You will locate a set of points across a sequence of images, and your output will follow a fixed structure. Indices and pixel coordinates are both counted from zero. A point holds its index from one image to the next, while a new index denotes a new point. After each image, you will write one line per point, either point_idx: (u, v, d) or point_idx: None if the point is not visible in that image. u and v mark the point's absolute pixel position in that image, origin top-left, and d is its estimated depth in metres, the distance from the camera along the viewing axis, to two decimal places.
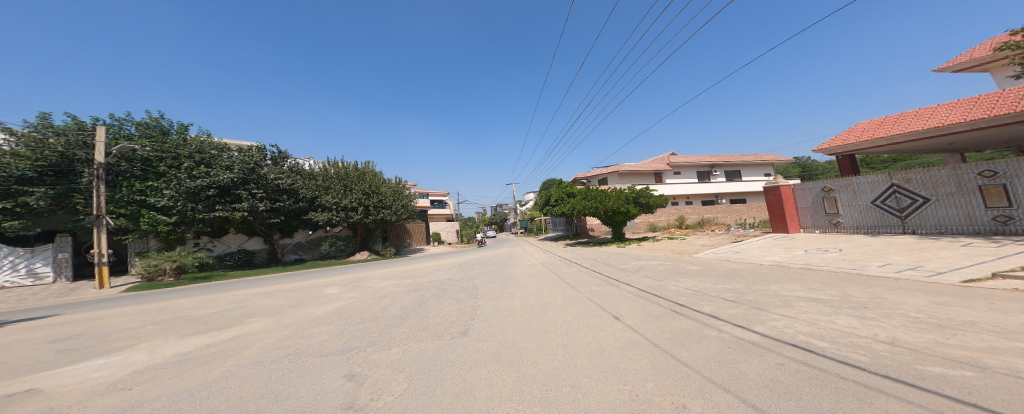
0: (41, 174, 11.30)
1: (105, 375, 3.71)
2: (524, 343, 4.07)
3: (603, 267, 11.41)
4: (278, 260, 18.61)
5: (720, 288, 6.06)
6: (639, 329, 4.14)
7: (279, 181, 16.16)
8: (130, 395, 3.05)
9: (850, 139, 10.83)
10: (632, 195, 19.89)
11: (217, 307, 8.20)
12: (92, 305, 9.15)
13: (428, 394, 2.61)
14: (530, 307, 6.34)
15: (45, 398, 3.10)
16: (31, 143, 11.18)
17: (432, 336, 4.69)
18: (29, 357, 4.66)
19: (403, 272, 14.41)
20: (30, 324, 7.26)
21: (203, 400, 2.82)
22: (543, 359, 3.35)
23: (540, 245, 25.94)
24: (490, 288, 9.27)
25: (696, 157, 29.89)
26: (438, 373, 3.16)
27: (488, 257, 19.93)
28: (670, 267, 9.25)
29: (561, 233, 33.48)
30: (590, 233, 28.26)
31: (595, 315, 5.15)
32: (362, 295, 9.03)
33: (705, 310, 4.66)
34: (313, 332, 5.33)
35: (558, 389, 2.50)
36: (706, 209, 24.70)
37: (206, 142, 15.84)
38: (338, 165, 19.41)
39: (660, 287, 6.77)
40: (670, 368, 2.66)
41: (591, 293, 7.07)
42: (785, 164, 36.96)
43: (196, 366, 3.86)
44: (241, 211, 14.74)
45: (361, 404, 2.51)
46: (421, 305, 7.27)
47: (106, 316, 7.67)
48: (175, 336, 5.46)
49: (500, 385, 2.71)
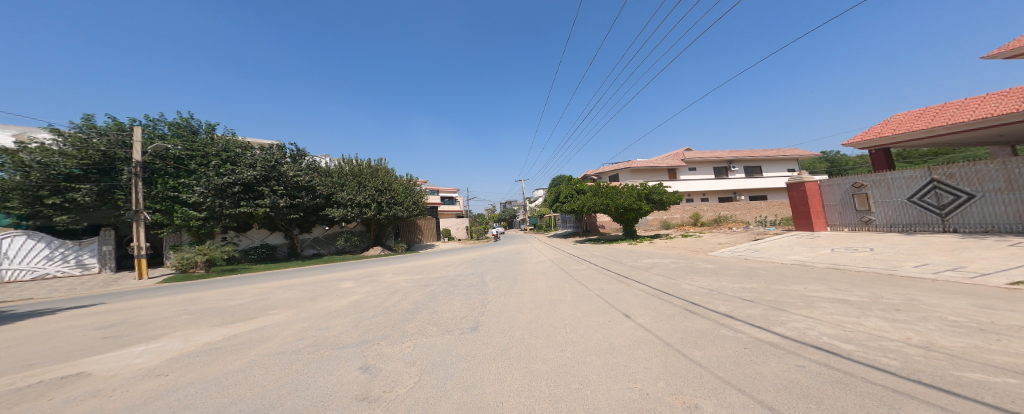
0: (86, 172, 12.15)
1: (145, 361, 3.97)
2: (533, 339, 4.11)
3: (614, 264, 11.30)
4: (298, 254, 19.31)
5: (737, 287, 5.91)
6: (649, 327, 4.10)
7: (298, 178, 16.69)
8: (166, 381, 3.26)
9: (885, 132, 10.30)
10: (644, 191, 19.54)
11: (241, 299, 8.60)
12: (131, 295, 9.76)
13: (439, 387, 2.68)
14: (540, 304, 6.36)
15: (93, 381, 3.35)
16: (78, 145, 12.22)
17: (444, 331, 4.79)
18: (77, 343, 5.03)
19: (415, 268, 14.68)
20: (75, 312, 7.81)
21: (232, 387, 2.98)
22: (551, 356, 3.37)
23: (549, 242, 25.88)
24: (500, 284, 9.35)
25: (712, 152, 29.03)
26: (449, 367, 3.23)
27: (498, 253, 20.06)
28: (683, 266, 9.07)
29: (571, 230, 33.27)
30: (601, 230, 27.97)
31: (605, 313, 5.13)
32: (376, 290, 9.26)
33: (720, 310, 4.57)
34: (331, 324, 5.52)
35: (567, 385, 2.52)
36: (723, 206, 24.02)
37: (232, 140, 16.45)
38: (353, 162, 19.88)
39: (673, 286, 6.66)
40: (682, 368, 2.64)
41: (602, 291, 7.02)
42: (809, 159, 35.42)
43: (224, 355, 4.08)
44: (263, 207, 15.38)
45: (374, 396, 2.60)
46: (432, 300, 7.41)
47: (141, 306, 8.15)
48: (204, 326, 5.77)
49: (509, 380, 2.76)
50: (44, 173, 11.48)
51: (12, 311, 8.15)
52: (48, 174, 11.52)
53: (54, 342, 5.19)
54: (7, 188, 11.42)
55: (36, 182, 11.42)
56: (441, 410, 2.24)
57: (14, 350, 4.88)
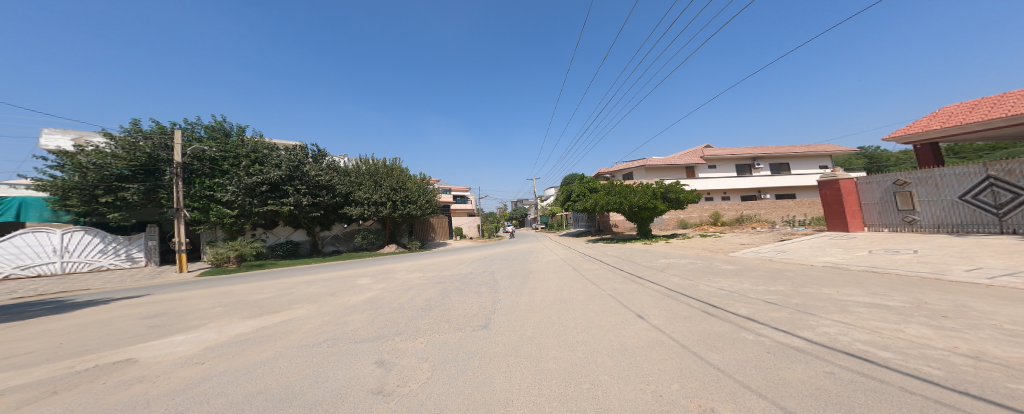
0: (133, 173, 13.28)
1: (183, 350, 4.27)
2: (544, 338, 4.13)
3: (628, 264, 11.12)
4: (320, 251, 20.07)
5: (760, 289, 5.70)
6: (664, 329, 4.04)
7: (319, 177, 17.32)
8: (202, 368, 3.49)
9: (932, 126, 9.68)
10: (660, 190, 19.08)
11: (268, 293, 9.04)
12: (171, 288, 10.43)
13: (450, 384, 2.75)
14: (550, 303, 6.36)
15: (138, 367, 3.63)
16: (128, 148, 13.40)
17: (456, 328, 4.88)
18: (124, 332, 5.44)
19: (428, 265, 14.96)
20: (121, 302, 8.43)
21: (259, 377, 3.16)
22: (562, 355, 3.38)
23: (561, 241, 25.72)
24: (511, 282, 9.41)
25: (734, 149, 27.98)
26: (461, 364, 3.31)
27: (509, 252, 20.17)
28: (701, 267, 8.83)
29: (583, 229, 32.97)
30: (614, 229, 27.57)
31: (619, 313, 5.08)
32: (391, 286, 9.51)
33: (741, 312, 4.42)
34: (349, 319, 5.72)
35: (578, 385, 2.53)
36: (745, 205, 23.13)
37: (259, 141, 17.10)
38: (369, 162, 20.43)
39: (690, 287, 6.50)
40: (698, 370, 2.59)
41: (614, 291, 6.94)
42: (841, 155, 33.47)
43: (252, 346, 4.32)
44: (288, 205, 16.11)
45: (389, 389, 2.70)
46: (445, 298, 7.56)
47: (179, 298, 8.70)
48: (235, 318, 6.10)
49: (520, 378, 2.79)
50: (99, 173, 12.58)
51: (69, 301, 8.92)
52: (98, 175, 12.54)
53: (104, 330, 5.64)
54: (68, 189, 12.79)
55: (92, 183, 12.48)
56: (454, 405, 2.31)
57: (70, 336, 5.34)
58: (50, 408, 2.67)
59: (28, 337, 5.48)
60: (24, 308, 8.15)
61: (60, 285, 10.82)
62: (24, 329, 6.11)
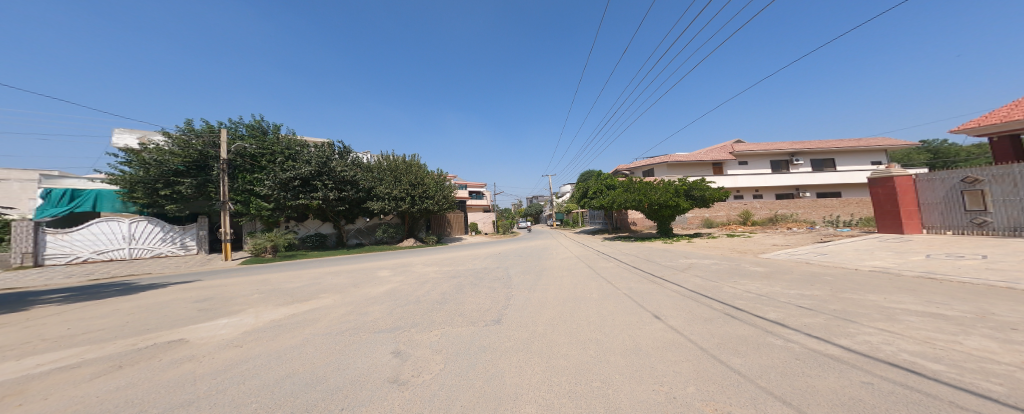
0: (188, 168, 14.80)
1: (226, 333, 4.66)
2: (555, 334, 4.17)
3: (645, 263, 10.85)
4: (345, 244, 20.98)
5: (793, 293, 5.41)
6: (681, 330, 3.96)
7: (345, 173, 18.13)
8: (241, 351, 3.80)
9: (1015, 115, 8.66)
10: (683, 187, 18.35)
11: (299, 282, 9.62)
12: (217, 275, 11.29)
13: (462, 376, 2.85)
14: (563, 300, 6.36)
15: (188, 347, 4.01)
16: (183, 146, 14.87)
17: (469, 322, 4.99)
18: (178, 314, 6.01)
19: (445, 260, 15.30)
20: (174, 287, 9.28)
21: (289, 362, 3.41)
22: (573, 352, 3.41)
23: (577, 238, 25.45)
24: (524, 278, 9.47)
25: (768, 144, 26.39)
26: (472, 357, 3.41)
27: (524, 248, 20.26)
28: (726, 268, 8.48)
29: (600, 226, 32.47)
30: (633, 226, 26.90)
31: (634, 312, 5.01)
32: (409, 279, 9.83)
33: (769, 316, 4.24)
34: (369, 310, 6.00)
35: (588, 383, 2.56)
36: (779, 204, 21.82)
37: (293, 138, 18.05)
38: (390, 158, 21.13)
39: (713, 289, 6.27)
40: (714, 374, 2.54)
41: (630, 290, 6.83)
42: (898, 150, 30.53)
43: (284, 331, 4.64)
44: (317, 200, 17.02)
45: (404, 379, 2.83)
46: (459, 292, 7.74)
47: (223, 284, 9.43)
48: (270, 305, 6.55)
49: (530, 373, 2.85)
50: (159, 168, 14.28)
51: (133, 283, 9.96)
52: (160, 169, 14.29)
53: (161, 311, 6.26)
54: (134, 183, 14.45)
55: (156, 177, 14.26)
56: (464, 397, 2.39)
57: (134, 316, 5.98)
58: (117, 380, 3.02)
59: (100, 315, 6.19)
60: (98, 288, 9.20)
61: (124, 270, 12.05)
62: (97, 307, 6.91)
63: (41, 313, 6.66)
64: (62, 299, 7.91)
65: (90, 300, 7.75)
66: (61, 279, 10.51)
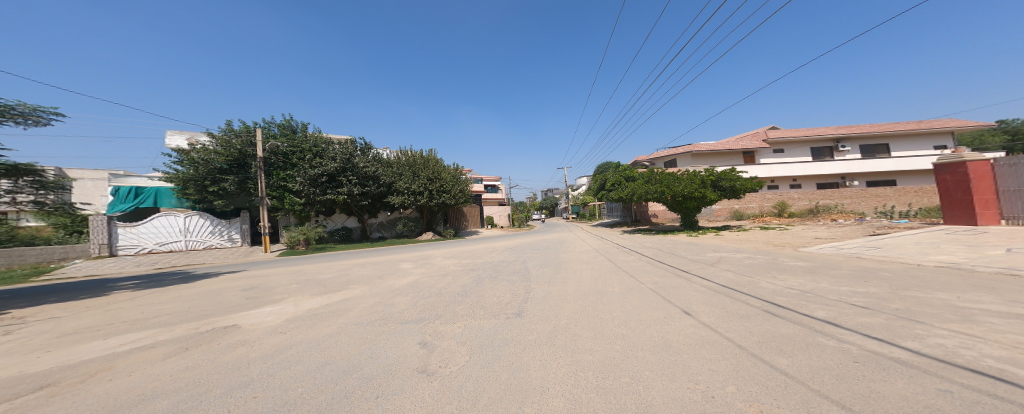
0: (230, 166, 16.11)
1: (271, 320, 5.04)
2: (578, 329, 4.15)
3: (669, 257, 10.48)
4: (369, 237, 21.90)
5: (844, 291, 5.04)
6: (715, 327, 3.83)
7: (367, 168, 18.88)
8: (285, 338, 4.11)
9: None
10: (710, 178, 17.41)
11: (331, 273, 10.15)
12: (260, 266, 12.16)
13: (488, 368, 2.93)
14: (584, 294, 6.31)
15: (239, 333, 4.39)
16: (225, 146, 16.11)
17: (491, 315, 5.08)
18: (229, 301, 6.56)
19: (463, 253, 15.59)
20: (223, 276, 10.11)
21: (328, 349, 3.65)
22: (599, 347, 3.40)
23: (595, 231, 25.04)
24: (541, 271, 9.52)
25: (809, 130, 24.49)
26: (496, 349, 3.48)
27: (540, 241, 20.30)
28: (762, 263, 8.03)
29: (618, 219, 31.70)
30: (655, 219, 26.05)
31: (661, 308, 4.89)
32: (429, 272, 10.18)
33: (817, 315, 3.98)
34: (395, 301, 6.26)
35: (616, 378, 2.56)
36: (821, 194, 20.26)
37: (319, 136, 18.90)
38: (408, 153, 21.74)
39: (748, 285, 5.97)
40: (758, 372, 2.45)
41: (655, 284, 6.64)
42: (964, 132, 27.41)
43: (321, 320, 4.96)
44: (343, 195, 17.92)
45: (432, 370, 2.95)
46: (479, 284, 7.89)
47: (265, 275, 10.15)
48: (306, 295, 7.01)
49: (555, 367, 2.89)
50: (206, 167, 15.68)
51: (190, 272, 10.98)
52: (208, 168, 15.73)
53: (215, 298, 6.87)
54: (187, 181, 16.06)
55: (205, 175, 15.76)
56: (492, 389, 2.47)
57: (193, 302, 6.62)
58: (184, 360, 3.38)
59: (165, 301, 6.89)
60: (163, 277, 10.25)
61: (182, 260, 13.32)
62: (163, 294, 7.68)
63: (119, 297, 7.52)
64: (133, 286, 8.89)
65: (156, 287, 8.61)
66: (132, 268, 11.85)
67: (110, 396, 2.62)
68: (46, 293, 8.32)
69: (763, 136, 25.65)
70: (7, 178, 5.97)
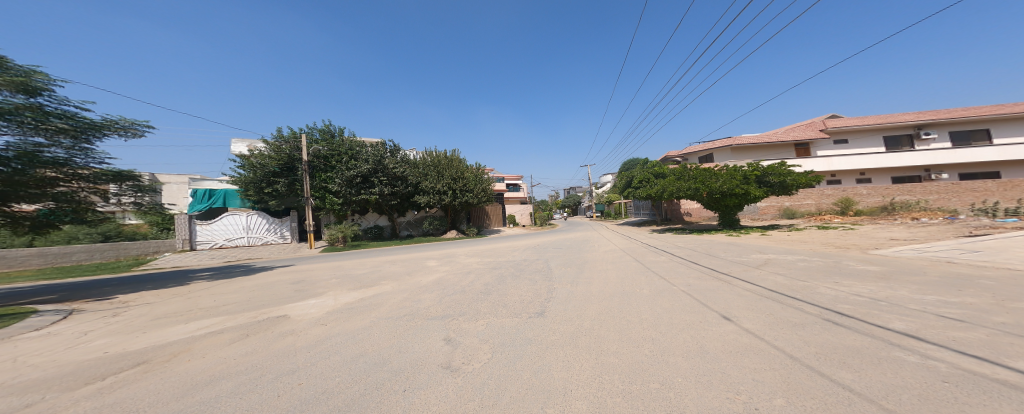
0: (281, 169, 17.79)
1: (315, 311, 5.45)
2: (603, 330, 4.00)
3: (705, 258, 9.76)
4: (398, 235, 22.93)
5: (927, 300, 4.31)
6: (760, 334, 3.47)
7: (396, 169, 19.78)
8: (326, 329, 4.42)
9: None
10: (753, 173, 15.98)
11: (366, 270, 10.72)
12: (307, 261, 13.18)
13: (510, 367, 2.91)
14: (610, 294, 6.08)
15: (288, 323, 4.81)
16: (276, 151, 17.79)
17: (513, 313, 5.06)
18: (281, 293, 7.20)
19: (485, 251, 15.81)
20: (275, 270, 11.12)
21: (361, 342, 3.86)
22: (626, 350, 3.24)
23: (621, 231, 24.06)
24: (564, 271, 9.37)
25: (876, 119, 21.67)
26: (518, 349, 3.45)
27: (564, 240, 20.02)
28: (818, 266, 7.19)
29: (646, 217, 30.30)
30: (688, 218, 24.52)
31: (697, 312, 4.55)
32: (453, 269, 10.44)
33: (893, 327, 3.38)
34: (422, 297, 6.47)
35: (644, 383, 2.41)
36: (893, 190, 17.79)
37: (354, 139, 20.01)
38: (433, 154, 22.43)
39: (803, 290, 5.35)
40: (810, 382, 2.16)
41: (689, 287, 6.22)
42: None
43: (356, 313, 5.27)
44: (375, 195, 18.97)
45: (456, 366, 3.00)
46: (501, 283, 7.93)
47: (309, 269, 11.03)
48: (343, 289, 7.47)
49: (578, 368, 2.80)
50: (262, 170, 17.47)
51: (250, 266, 12.24)
52: (263, 171, 17.51)
53: (270, 290, 7.58)
54: (247, 183, 18.00)
55: (261, 178, 17.56)
56: (513, 388, 2.45)
57: (252, 293, 7.36)
58: (243, 346, 3.77)
59: (229, 291, 7.71)
60: (229, 269, 11.54)
61: (243, 255, 14.92)
62: (228, 285, 8.62)
63: (195, 286, 8.60)
64: (205, 277, 10.11)
65: (222, 278, 9.69)
66: (207, 260, 13.55)
67: (185, 375, 2.99)
68: (141, 281, 9.75)
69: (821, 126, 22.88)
70: (114, 183, 7.00)
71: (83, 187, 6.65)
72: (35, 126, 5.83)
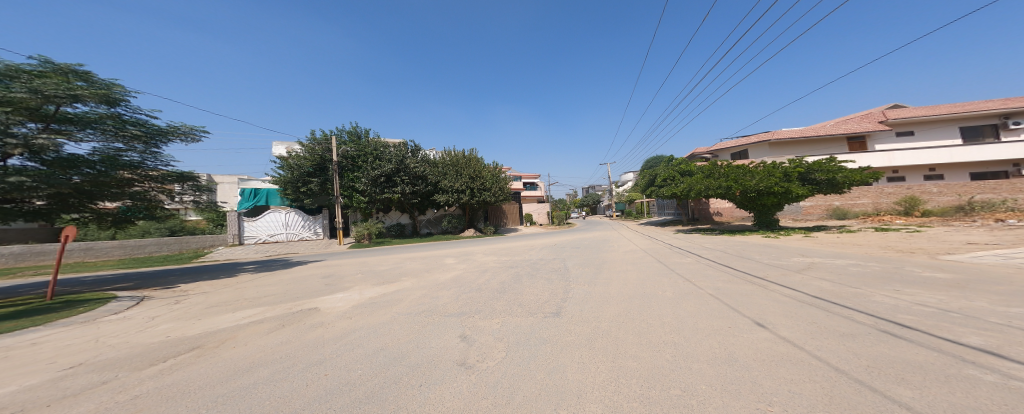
0: (314, 170, 18.81)
1: (342, 305, 5.62)
2: (621, 333, 3.69)
3: (737, 260, 8.98)
4: (419, 232, 23.43)
5: (1018, 313, 3.56)
6: (799, 343, 2.98)
7: (417, 169, 20.24)
8: (351, 322, 4.52)
9: None
10: (796, 170, 14.46)
11: (387, 266, 11.01)
12: (336, 257, 13.80)
13: (523, 366, 2.73)
14: (630, 296, 5.67)
15: (319, 315, 4.98)
16: (310, 152, 18.83)
17: (528, 313, 4.86)
18: (313, 286, 7.54)
19: (502, 250, 15.71)
20: (308, 264, 11.74)
21: (383, 335, 3.89)
22: (646, 354, 2.94)
23: (641, 231, 22.96)
24: (581, 271, 9.04)
25: (946, 108, 19.14)
26: (532, 348, 3.27)
27: (582, 239, 19.50)
28: (874, 272, 6.34)
29: (671, 217, 28.86)
30: (718, 218, 23.00)
31: (726, 317, 4.09)
32: (470, 267, 10.43)
33: (965, 342, 2.76)
34: (440, 294, 6.45)
35: (664, 389, 2.14)
36: (968, 187, 15.60)
37: (378, 140, 20.64)
38: (451, 153, 22.65)
39: (855, 297, 4.67)
40: (857, 397, 1.77)
41: (718, 290, 5.67)
42: None
43: (378, 308, 5.35)
44: (397, 193, 19.51)
45: (470, 363, 2.89)
46: (517, 282, 7.75)
47: (337, 264, 11.54)
48: (367, 284, 7.66)
49: (593, 371, 2.57)
50: (298, 171, 18.57)
51: (288, 260, 13.07)
52: (299, 171, 18.61)
53: (303, 284, 7.97)
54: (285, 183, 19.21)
55: (298, 177, 18.68)
56: (526, 388, 2.28)
57: (287, 286, 7.76)
58: (281, 336, 3.94)
59: (270, 283, 8.22)
60: (269, 263, 12.39)
61: (282, 250, 15.99)
62: (267, 277, 9.22)
63: (240, 278, 9.29)
64: (251, 269, 10.94)
65: (263, 271, 10.35)
66: (251, 254, 14.67)
67: (233, 361, 3.15)
68: (196, 272, 10.70)
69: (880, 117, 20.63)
70: (177, 183, 7.70)
71: (152, 187, 7.35)
72: (115, 133, 6.35)
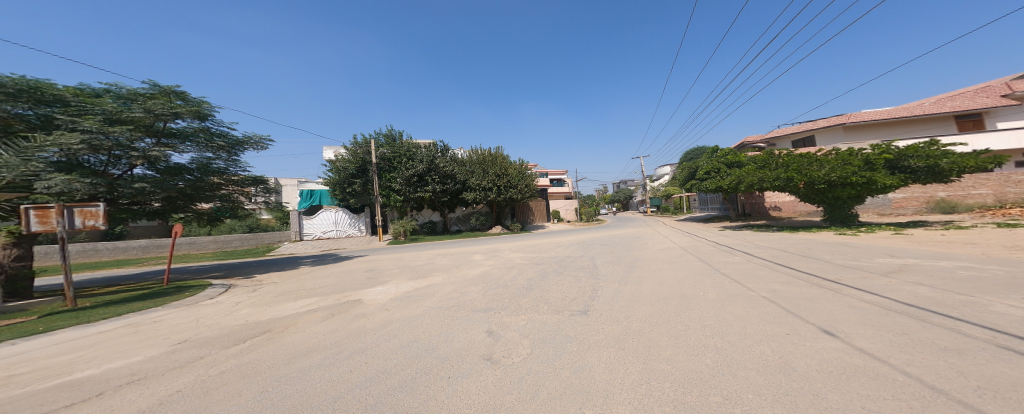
0: (356, 171, 19.89)
1: (381, 298, 5.50)
2: (652, 334, 2.94)
3: (799, 260, 7.47)
4: (449, 230, 23.67)
5: None
6: (881, 355, 2.06)
7: (447, 168, 20.43)
8: (390, 314, 4.31)
9: None
10: (884, 155, 11.83)
11: (419, 261, 11.13)
12: (379, 252, 14.45)
13: (550, 363, 2.19)
14: (665, 296, 4.79)
15: (361, 307, 4.87)
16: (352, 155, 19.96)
17: (553, 310, 4.26)
18: (356, 279, 7.71)
19: (529, 246, 15.15)
20: (356, 259, 12.36)
21: (414, 328, 3.58)
22: (682, 357, 2.24)
23: (679, 227, 20.89)
24: (612, 268, 8.17)
25: None
26: (560, 346, 2.69)
27: (614, 236, 18.25)
28: (1012, 275, 4.72)
29: (717, 213, 25.99)
30: (778, 213, 20.11)
31: (782, 322, 3.15)
32: (498, 264, 10.08)
33: None
34: (468, 290, 6.09)
35: (700, 394, 1.51)
36: None
37: (410, 142, 21.15)
38: (479, 152, 22.49)
39: (965, 306, 3.39)
40: None
41: (774, 293, 4.53)
42: None
43: (411, 302, 5.15)
44: (428, 192, 19.86)
45: (497, 358, 2.41)
46: (544, 278, 7.16)
47: (376, 259, 11.98)
48: (403, 279, 7.67)
49: (622, 371, 1.95)
50: (343, 173, 19.75)
51: (337, 255, 13.95)
52: (344, 173, 19.79)
53: (347, 276, 8.21)
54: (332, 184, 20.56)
55: (343, 179, 19.89)
56: (551, 384, 1.77)
57: (335, 278, 8.03)
58: (329, 325, 3.84)
59: (322, 275, 8.65)
60: (322, 257, 13.33)
61: (333, 245, 17.21)
62: (321, 270, 9.79)
63: (296, 270, 9.96)
64: (309, 262, 11.86)
65: (320, 264, 11.13)
66: (309, 249, 16.01)
67: (290, 344, 3.05)
68: (261, 264, 11.82)
69: (1007, 89, 16.26)
70: (253, 186, 8.18)
71: (234, 190, 7.88)
72: (208, 145, 6.75)
